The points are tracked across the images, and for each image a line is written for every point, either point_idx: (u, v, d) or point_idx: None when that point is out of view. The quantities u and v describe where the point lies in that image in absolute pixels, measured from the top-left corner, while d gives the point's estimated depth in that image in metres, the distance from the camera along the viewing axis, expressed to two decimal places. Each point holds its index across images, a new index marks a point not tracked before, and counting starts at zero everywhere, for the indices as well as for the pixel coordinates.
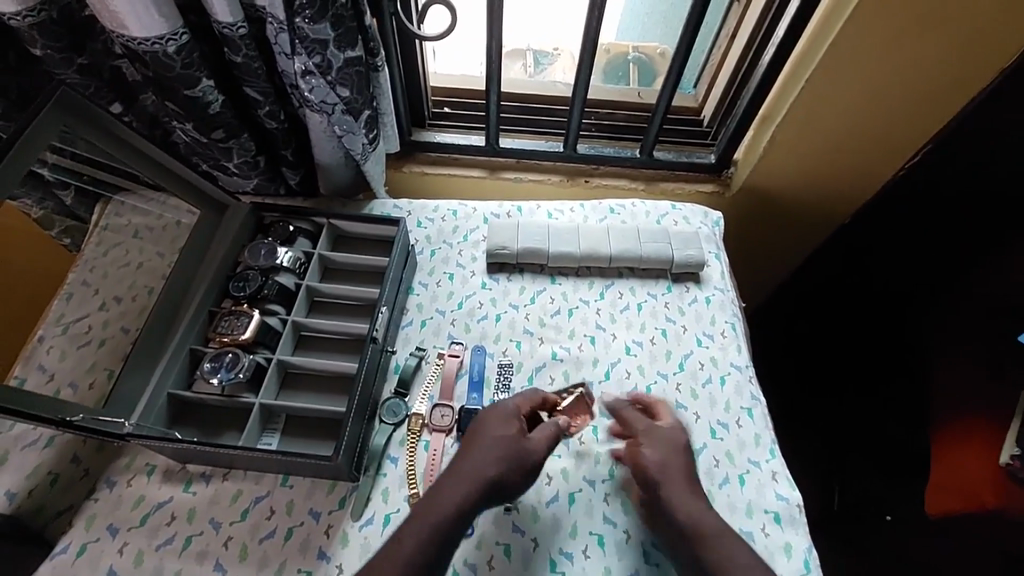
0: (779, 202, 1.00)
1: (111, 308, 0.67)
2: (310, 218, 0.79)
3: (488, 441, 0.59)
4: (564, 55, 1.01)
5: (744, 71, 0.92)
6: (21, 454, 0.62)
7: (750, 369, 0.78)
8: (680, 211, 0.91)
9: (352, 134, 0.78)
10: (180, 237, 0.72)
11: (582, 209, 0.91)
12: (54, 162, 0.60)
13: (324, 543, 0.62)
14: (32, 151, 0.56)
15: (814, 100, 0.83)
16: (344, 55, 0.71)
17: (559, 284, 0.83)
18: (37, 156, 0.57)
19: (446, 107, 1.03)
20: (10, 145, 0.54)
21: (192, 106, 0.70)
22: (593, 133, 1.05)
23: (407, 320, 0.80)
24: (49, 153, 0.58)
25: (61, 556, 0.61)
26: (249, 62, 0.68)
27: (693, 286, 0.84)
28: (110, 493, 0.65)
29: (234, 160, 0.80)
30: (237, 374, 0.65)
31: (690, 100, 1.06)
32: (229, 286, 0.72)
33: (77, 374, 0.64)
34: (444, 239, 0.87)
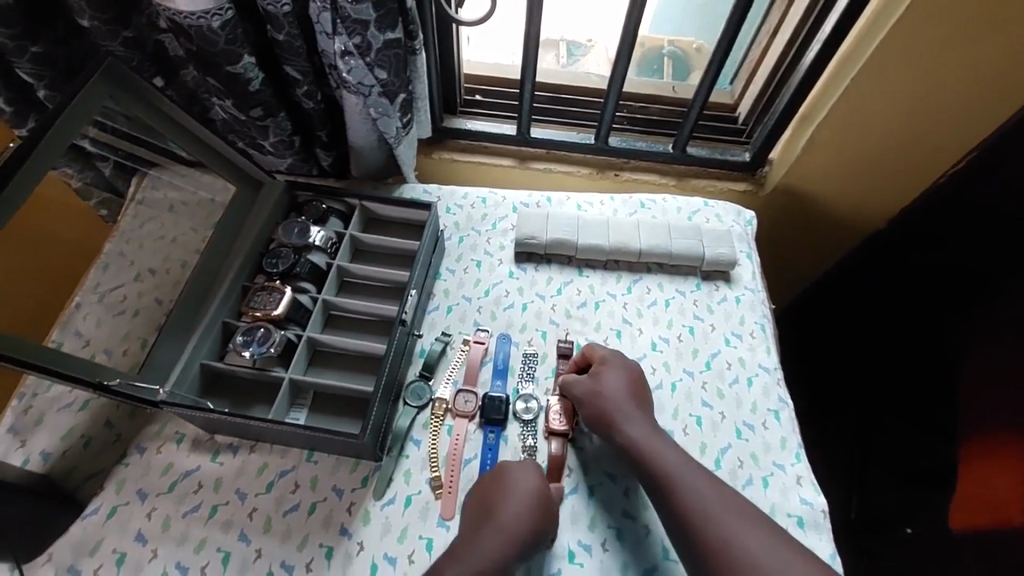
0: (814, 202, 0.99)
1: (145, 279, 0.70)
2: (343, 199, 0.79)
3: (516, 499, 0.58)
4: (598, 48, 0.99)
5: (785, 69, 0.91)
6: (56, 415, 0.66)
7: (778, 372, 0.77)
8: (712, 208, 0.90)
9: (386, 117, 0.78)
10: (215, 213, 0.73)
11: (612, 201, 0.90)
12: (95, 137, 0.61)
13: (346, 520, 0.63)
14: (78, 121, 0.57)
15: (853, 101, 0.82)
16: (384, 37, 0.70)
17: (586, 277, 0.83)
18: (81, 130, 0.58)
19: (478, 95, 1.03)
20: (58, 116, 0.55)
21: (233, 83, 0.71)
22: (625, 126, 1.04)
23: (434, 304, 0.80)
24: (91, 127, 0.59)
25: (92, 517, 0.62)
26: (291, 40, 0.68)
27: (723, 285, 0.83)
28: (139, 459, 0.66)
29: (270, 139, 0.81)
30: (268, 348, 0.65)
31: (726, 97, 1.05)
32: (262, 262, 0.73)
33: (111, 342, 0.65)
34: (473, 226, 0.87)
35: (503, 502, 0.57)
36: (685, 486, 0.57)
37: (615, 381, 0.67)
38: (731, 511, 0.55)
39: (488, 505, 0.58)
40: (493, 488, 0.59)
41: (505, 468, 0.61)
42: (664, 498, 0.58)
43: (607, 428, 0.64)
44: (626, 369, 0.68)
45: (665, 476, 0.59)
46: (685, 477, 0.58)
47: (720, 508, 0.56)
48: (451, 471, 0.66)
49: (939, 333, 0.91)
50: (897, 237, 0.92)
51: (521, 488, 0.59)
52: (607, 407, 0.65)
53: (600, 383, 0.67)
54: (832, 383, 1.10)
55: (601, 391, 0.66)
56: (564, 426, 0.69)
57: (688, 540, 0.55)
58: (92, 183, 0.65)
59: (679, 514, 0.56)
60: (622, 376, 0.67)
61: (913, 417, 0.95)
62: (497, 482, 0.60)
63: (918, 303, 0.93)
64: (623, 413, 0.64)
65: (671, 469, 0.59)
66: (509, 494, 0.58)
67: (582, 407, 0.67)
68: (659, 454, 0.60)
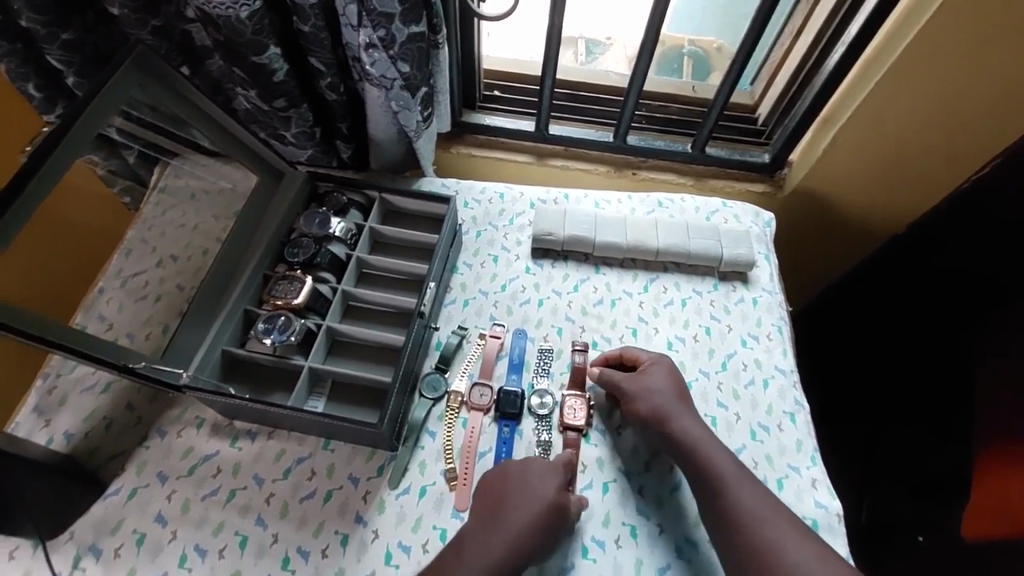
0: (831, 206, 0.99)
1: (168, 265, 0.71)
2: (363, 191, 0.79)
3: (523, 508, 0.57)
4: (617, 45, 0.99)
5: (808, 71, 0.91)
6: (79, 396, 0.68)
7: (795, 374, 0.76)
8: (731, 209, 0.89)
9: (407, 111, 0.79)
10: (236, 202, 0.73)
11: (629, 200, 0.90)
12: (121, 126, 0.62)
13: (361, 508, 0.63)
14: (103, 114, 0.58)
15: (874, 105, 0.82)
16: (408, 31, 0.71)
17: (603, 274, 0.83)
18: (108, 119, 0.59)
19: (497, 91, 1.03)
20: (83, 107, 0.57)
21: (259, 73, 0.71)
22: (644, 125, 1.04)
23: (450, 298, 0.80)
24: (117, 117, 0.60)
25: (113, 497, 0.63)
26: (317, 32, 0.69)
27: (740, 286, 0.82)
28: (160, 442, 0.67)
29: (292, 130, 0.82)
30: (289, 337, 0.66)
31: (746, 97, 1.04)
32: (284, 252, 0.73)
33: (132, 326, 0.66)
34: (490, 221, 0.87)
35: (513, 505, 0.58)
36: (732, 486, 0.58)
37: (662, 379, 0.67)
38: (768, 505, 0.57)
39: (505, 496, 0.59)
40: (511, 478, 0.60)
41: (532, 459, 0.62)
42: (713, 495, 0.58)
43: (656, 425, 0.64)
44: (673, 370, 0.69)
45: (709, 468, 0.60)
46: (729, 472, 0.59)
47: (762, 507, 0.56)
48: (466, 463, 0.66)
49: (950, 345, 0.89)
50: (916, 238, 0.87)
51: (544, 476, 0.60)
52: (656, 403, 0.65)
53: (650, 381, 0.67)
54: (845, 388, 1.07)
55: (649, 387, 0.66)
56: (580, 421, 0.69)
57: (730, 536, 0.56)
58: (117, 170, 0.66)
59: (720, 505, 0.57)
60: (667, 374, 0.68)
61: (929, 421, 0.91)
62: (518, 472, 0.60)
63: (934, 312, 0.90)
64: (676, 413, 0.64)
65: (716, 463, 0.60)
66: (532, 483, 0.59)
67: (630, 403, 0.67)
68: (711, 455, 0.60)
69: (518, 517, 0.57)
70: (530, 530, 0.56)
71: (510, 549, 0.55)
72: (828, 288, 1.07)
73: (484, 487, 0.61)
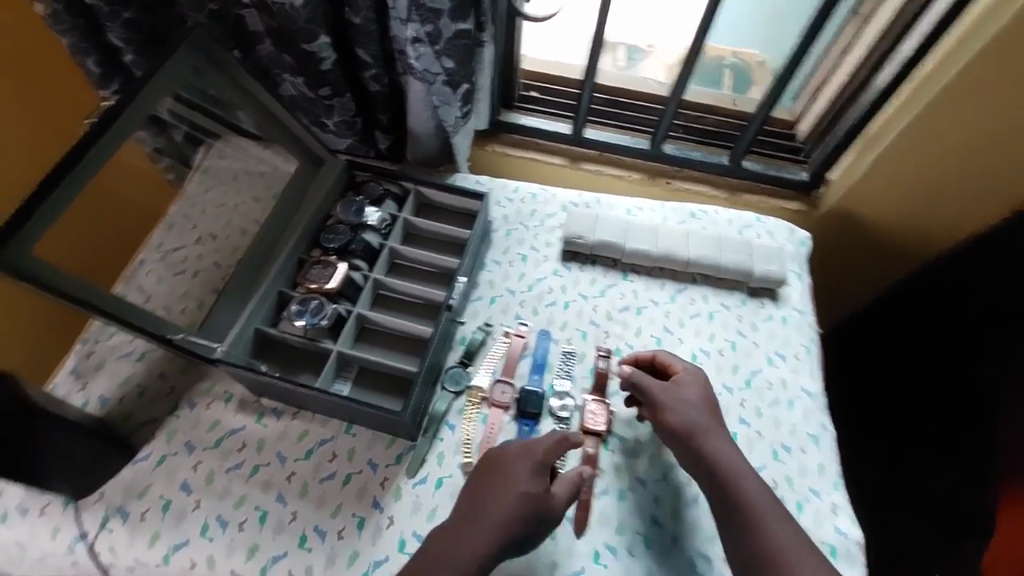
0: (867, 229, 0.97)
1: (206, 243, 0.74)
2: (400, 182, 0.80)
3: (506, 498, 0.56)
4: (656, 54, 1.00)
5: (853, 89, 0.89)
6: (116, 362, 0.70)
7: (821, 397, 0.75)
8: (765, 224, 0.88)
9: (447, 106, 0.80)
10: (275, 185, 0.75)
11: (662, 209, 0.89)
12: (171, 109, 0.65)
13: (378, 493, 0.64)
14: (158, 95, 0.61)
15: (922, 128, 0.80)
16: (455, 27, 0.72)
17: (630, 281, 0.82)
18: (159, 101, 0.61)
19: (534, 92, 1.03)
20: (139, 87, 0.59)
21: (308, 61, 0.74)
22: (681, 134, 1.03)
23: (477, 295, 0.81)
24: (169, 100, 0.63)
25: (143, 462, 0.65)
26: (367, 23, 0.71)
27: (769, 303, 0.81)
28: (190, 413, 0.69)
29: (334, 118, 0.84)
30: (321, 320, 0.67)
31: (786, 114, 1.03)
32: (319, 237, 0.75)
33: (170, 300, 0.68)
34: (521, 221, 0.87)
35: (497, 494, 0.57)
36: (763, 518, 0.57)
37: (696, 394, 0.66)
38: (799, 541, 0.55)
39: (489, 484, 0.58)
40: (494, 466, 0.59)
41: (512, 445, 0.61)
42: (744, 522, 0.57)
43: (688, 440, 0.63)
44: (706, 385, 0.68)
45: (739, 487, 0.59)
46: (759, 500, 0.58)
47: (791, 540, 0.55)
48: None
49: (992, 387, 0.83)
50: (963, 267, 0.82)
51: (519, 462, 0.58)
52: (689, 417, 0.64)
53: (684, 393, 0.66)
54: (869, 410, 1.03)
55: (682, 400, 0.65)
56: (600, 426, 0.69)
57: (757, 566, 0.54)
58: (163, 147, 0.67)
59: (749, 532, 0.56)
60: (699, 389, 0.67)
61: (947, 455, 0.89)
62: (497, 459, 0.60)
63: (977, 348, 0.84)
64: (708, 431, 0.63)
65: (748, 490, 0.58)
66: (509, 470, 0.58)
67: (660, 413, 0.65)
68: (744, 481, 0.59)
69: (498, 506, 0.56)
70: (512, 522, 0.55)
71: (491, 538, 0.54)
72: (869, 303, 1.02)
73: (481, 476, 0.60)
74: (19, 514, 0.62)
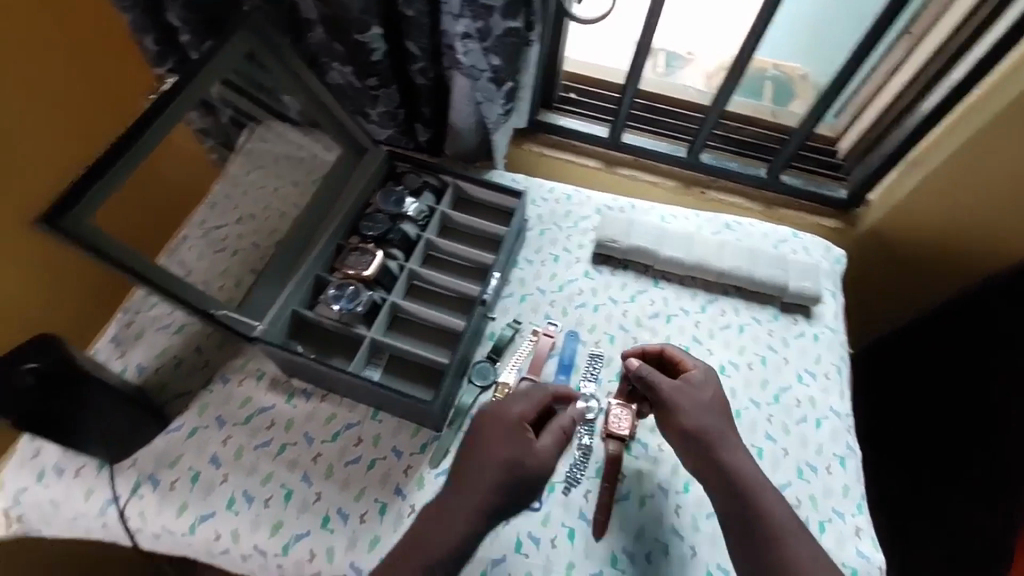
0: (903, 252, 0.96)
1: (246, 223, 0.75)
2: (439, 174, 0.81)
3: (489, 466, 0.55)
4: (696, 62, 0.99)
5: (899, 109, 0.88)
6: (155, 333, 0.72)
7: (850, 418, 0.74)
8: (801, 240, 0.87)
9: (490, 103, 0.81)
10: (318, 171, 0.76)
11: (697, 218, 0.88)
12: (223, 89, 0.66)
13: (401, 481, 0.65)
14: (213, 78, 0.62)
15: (970, 153, 0.79)
16: (506, 25, 0.73)
17: (661, 288, 0.82)
18: (213, 85, 0.63)
19: (573, 94, 1.03)
20: (198, 70, 0.61)
21: (358, 52, 0.75)
22: (719, 145, 1.02)
23: (508, 292, 0.81)
24: (218, 85, 0.64)
25: (175, 433, 0.67)
26: (419, 17, 0.72)
27: (801, 319, 0.80)
28: (222, 387, 0.70)
29: (377, 109, 0.85)
30: (356, 306, 0.68)
31: (828, 130, 1.01)
32: (358, 224, 0.75)
33: (209, 275, 0.69)
34: (555, 221, 0.87)
35: (480, 463, 0.55)
36: (780, 524, 0.56)
37: (707, 393, 0.64)
38: (814, 549, 0.55)
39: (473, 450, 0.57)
40: (479, 434, 0.58)
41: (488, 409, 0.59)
42: (763, 536, 0.56)
43: (701, 442, 0.61)
44: (718, 385, 0.65)
45: (753, 490, 0.58)
46: (778, 512, 0.57)
47: (807, 554, 0.55)
48: None
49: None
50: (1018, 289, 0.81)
51: (501, 430, 0.57)
52: (703, 419, 0.62)
53: (696, 393, 0.64)
54: (895, 429, 0.99)
55: (696, 400, 0.63)
56: (625, 430, 0.66)
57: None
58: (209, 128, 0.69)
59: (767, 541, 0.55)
60: (711, 388, 0.65)
61: (971, 494, 0.86)
62: (481, 423, 0.58)
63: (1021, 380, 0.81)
64: (719, 435, 0.61)
65: (765, 500, 0.57)
66: (489, 436, 0.57)
67: (670, 411, 0.63)
68: (758, 487, 0.58)
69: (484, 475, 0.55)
70: (498, 491, 0.54)
71: (477, 508, 0.54)
72: (914, 320, 0.98)
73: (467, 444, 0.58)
74: (55, 474, 0.64)
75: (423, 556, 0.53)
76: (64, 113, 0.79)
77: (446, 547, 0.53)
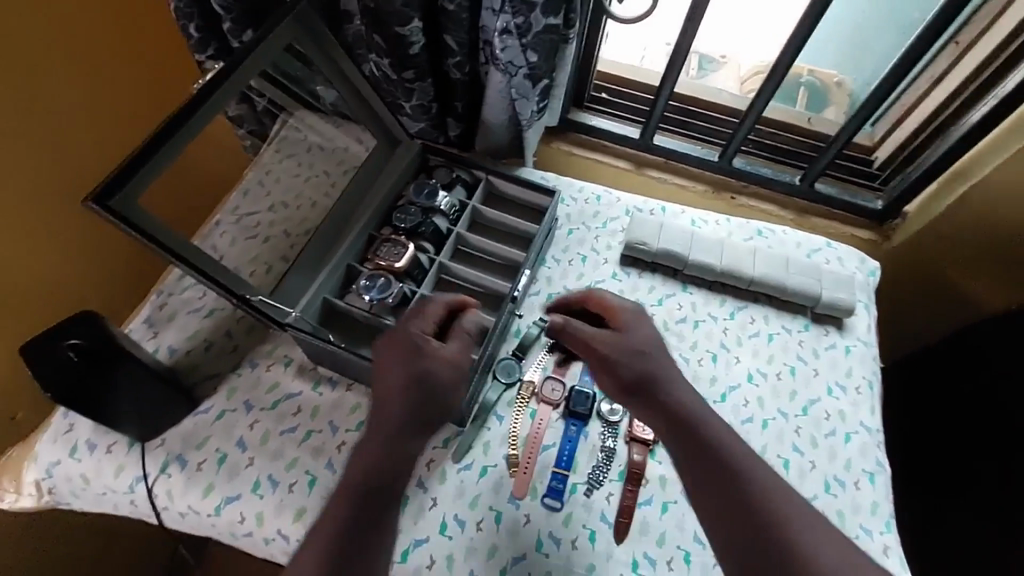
0: (939, 267, 0.94)
1: (278, 210, 0.76)
2: (471, 170, 0.81)
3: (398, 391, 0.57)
4: (731, 65, 0.98)
5: (942, 121, 0.86)
6: (186, 316, 0.73)
7: (880, 434, 0.72)
8: (835, 250, 0.85)
9: (525, 99, 0.80)
10: (351, 161, 0.77)
11: (728, 223, 0.87)
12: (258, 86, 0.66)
13: (423, 473, 0.65)
14: (255, 68, 0.63)
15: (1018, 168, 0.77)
16: (545, 22, 0.72)
17: (690, 293, 0.81)
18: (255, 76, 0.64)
19: (604, 93, 1.02)
20: (242, 60, 0.61)
21: (397, 44, 0.75)
22: (753, 150, 1.01)
23: (535, 290, 0.81)
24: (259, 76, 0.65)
25: (203, 415, 0.68)
26: (459, 11, 0.72)
27: (833, 331, 0.79)
28: (251, 372, 0.71)
29: (411, 102, 0.85)
30: (386, 297, 0.69)
31: (865, 138, 0.98)
32: (390, 217, 0.76)
33: (240, 262, 0.68)
34: (583, 221, 0.86)
35: (391, 391, 0.57)
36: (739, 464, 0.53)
37: (639, 333, 0.62)
38: (779, 486, 0.52)
39: (382, 381, 0.58)
40: (388, 363, 0.58)
41: (395, 330, 0.60)
42: (726, 481, 0.52)
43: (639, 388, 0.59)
44: (646, 322, 0.64)
45: (689, 419, 0.56)
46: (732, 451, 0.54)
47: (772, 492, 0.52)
48: (529, 454, 0.67)
49: None
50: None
51: (404, 358, 0.58)
52: (639, 364, 0.60)
53: (628, 337, 0.62)
54: (928, 445, 0.95)
55: (629, 344, 0.61)
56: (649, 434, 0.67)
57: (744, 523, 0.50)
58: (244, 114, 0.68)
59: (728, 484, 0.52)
60: (641, 328, 0.63)
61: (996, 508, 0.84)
62: (387, 351, 0.59)
63: None
64: (653, 374, 0.59)
65: (719, 441, 0.55)
66: (393, 365, 0.58)
67: (602, 357, 0.61)
68: (708, 427, 0.56)
69: (394, 400, 0.56)
70: (409, 412, 0.56)
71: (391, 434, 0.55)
72: (948, 336, 0.96)
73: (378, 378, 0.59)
74: (87, 449, 0.66)
75: (361, 490, 0.53)
76: (104, 107, 0.80)
77: (378, 476, 0.54)
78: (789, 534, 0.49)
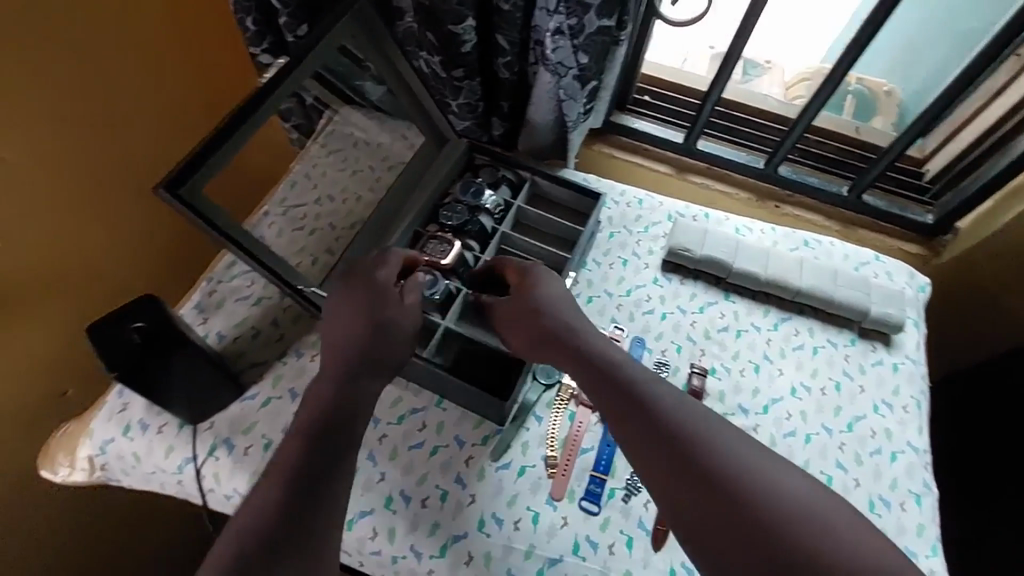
0: (992, 287, 0.91)
1: (324, 204, 0.75)
2: (516, 169, 0.81)
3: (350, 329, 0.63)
4: (776, 70, 0.97)
5: (1000, 135, 0.83)
6: (235, 303, 0.75)
7: (927, 455, 0.71)
8: (885, 264, 0.83)
9: (572, 101, 0.81)
10: (398, 157, 0.77)
11: (772, 233, 0.86)
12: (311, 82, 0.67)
13: (462, 470, 0.66)
14: (315, 62, 0.63)
15: None
16: (599, 24, 0.72)
17: (733, 302, 0.80)
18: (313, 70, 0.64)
19: (647, 96, 1.01)
20: (303, 54, 0.62)
21: (450, 42, 0.75)
22: (802, 158, 0.98)
23: (575, 292, 0.80)
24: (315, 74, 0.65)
25: (250, 401, 0.69)
26: (514, 11, 0.71)
27: (880, 347, 0.77)
28: (296, 361, 0.72)
29: (458, 100, 0.85)
30: (434, 293, 0.69)
31: (915, 151, 0.96)
32: (436, 214, 0.77)
33: (288, 252, 0.69)
34: (625, 224, 0.85)
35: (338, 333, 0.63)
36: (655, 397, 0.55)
37: (546, 287, 0.66)
38: (693, 408, 0.55)
39: (334, 323, 0.63)
40: (333, 310, 0.64)
41: (355, 273, 0.65)
42: (644, 415, 0.54)
43: (552, 339, 0.62)
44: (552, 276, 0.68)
45: (596, 356, 0.59)
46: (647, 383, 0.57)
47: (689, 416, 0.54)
48: (568, 456, 0.67)
49: None
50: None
51: (351, 304, 0.63)
52: (544, 316, 0.63)
53: (535, 292, 0.65)
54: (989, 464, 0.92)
55: (536, 298, 0.65)
56: None
57: (672, 449, 0.52)
58: (293, 109, 0.68)
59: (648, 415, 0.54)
60: (548, 283, 0.66)
61: None
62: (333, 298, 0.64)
63: None
64: (560, 324, 0.63)
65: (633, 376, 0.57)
66: (343, 310, 0.63)
67: (515, 317, 0.65)
68: (621, 366, 0.58)
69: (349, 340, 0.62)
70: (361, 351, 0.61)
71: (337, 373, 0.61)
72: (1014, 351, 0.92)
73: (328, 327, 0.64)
74: (139, 428, 0.68)
75: (313, 427, 0.57)
76: (167, 99, 0.81)
77: (325, 414, 0.58)
78: (708, 448, 0.51)
